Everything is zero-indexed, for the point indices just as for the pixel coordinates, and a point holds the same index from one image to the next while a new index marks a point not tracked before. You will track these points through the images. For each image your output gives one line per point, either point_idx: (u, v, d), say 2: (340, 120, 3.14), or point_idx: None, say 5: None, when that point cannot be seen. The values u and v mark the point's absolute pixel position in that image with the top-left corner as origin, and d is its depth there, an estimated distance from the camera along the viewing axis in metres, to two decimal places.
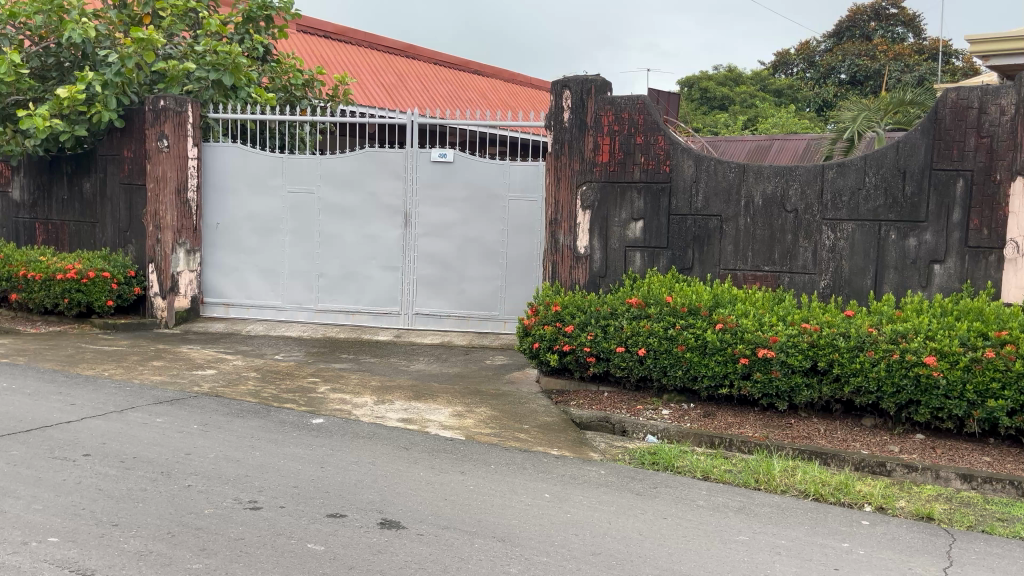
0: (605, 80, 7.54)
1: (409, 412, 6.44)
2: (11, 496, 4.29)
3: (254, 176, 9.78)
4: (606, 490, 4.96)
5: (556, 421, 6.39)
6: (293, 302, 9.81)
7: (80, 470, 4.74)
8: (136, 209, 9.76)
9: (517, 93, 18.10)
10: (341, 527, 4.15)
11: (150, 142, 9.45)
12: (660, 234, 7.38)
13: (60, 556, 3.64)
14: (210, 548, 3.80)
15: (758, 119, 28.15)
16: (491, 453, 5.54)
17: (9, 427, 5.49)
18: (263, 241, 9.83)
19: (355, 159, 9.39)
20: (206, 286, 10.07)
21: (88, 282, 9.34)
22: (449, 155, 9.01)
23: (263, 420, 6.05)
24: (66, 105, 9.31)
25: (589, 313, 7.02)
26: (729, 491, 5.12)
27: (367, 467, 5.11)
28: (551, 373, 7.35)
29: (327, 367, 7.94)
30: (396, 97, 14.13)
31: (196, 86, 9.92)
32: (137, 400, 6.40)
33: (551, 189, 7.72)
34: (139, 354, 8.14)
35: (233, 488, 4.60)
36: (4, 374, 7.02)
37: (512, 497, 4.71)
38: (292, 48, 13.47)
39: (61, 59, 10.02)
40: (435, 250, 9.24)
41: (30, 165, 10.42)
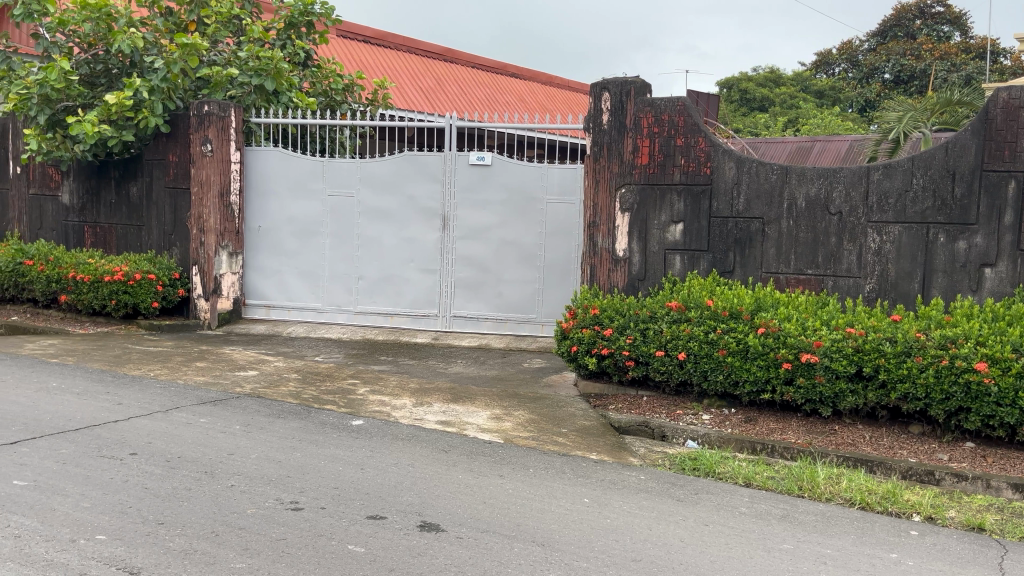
0: (644, 81, 7.49)
1: (448, 415, 6.46)
2: (61, 494, 4.38)
3: (295, 180, 9.90)
4: (646, 496, 4.91)
5: (595, 425, 6.36)
6: (332, 304, 9.90)
7: (127, 469, 4.83)
8: (181, 213, 9.94)
9: (554, 96, 18.08)
10: (381, 528, 4.17)
11: (195, 147, 9.65)
12: (700, 237, 7.30)
13: (107, 554, 3.70)
14: (254, 548, 3.84)
15: (800, 120, 27.73)
16: (529, 457, 5.53)
17: (59, 425, 5.61)
18: (304, 244, 9.95)
19: (394, 162, 9.46)
20: (248, 288, 10.20)
21: (135, 283, 9.53)
22: (487, 158, 9.02)
23: (304, 421, 6.12)
24: (114, 111, 9.53)
25: (628, 316, 6.96)
26: (772, 498, 5.04)
27: (406, 469, 5.13)
28: (589, 378, 7.30)
29: (366, 369, 8.00)
30: (434, 101, 14.20)
31: (238, 92, 10.08)
32: (181, 400, 6.52)
33: (590, 192, 7.69)
34: (183, 355, 8.29)
35: (275, 488, 4.65)
36: (55, 373, 7.19)
37: (551, 502, 4.69)
38: (331, 53, 13.63)
39: (110, 66, 10.26)
40: (472, 253, 9.25)
41: (79, 169, 10.65)
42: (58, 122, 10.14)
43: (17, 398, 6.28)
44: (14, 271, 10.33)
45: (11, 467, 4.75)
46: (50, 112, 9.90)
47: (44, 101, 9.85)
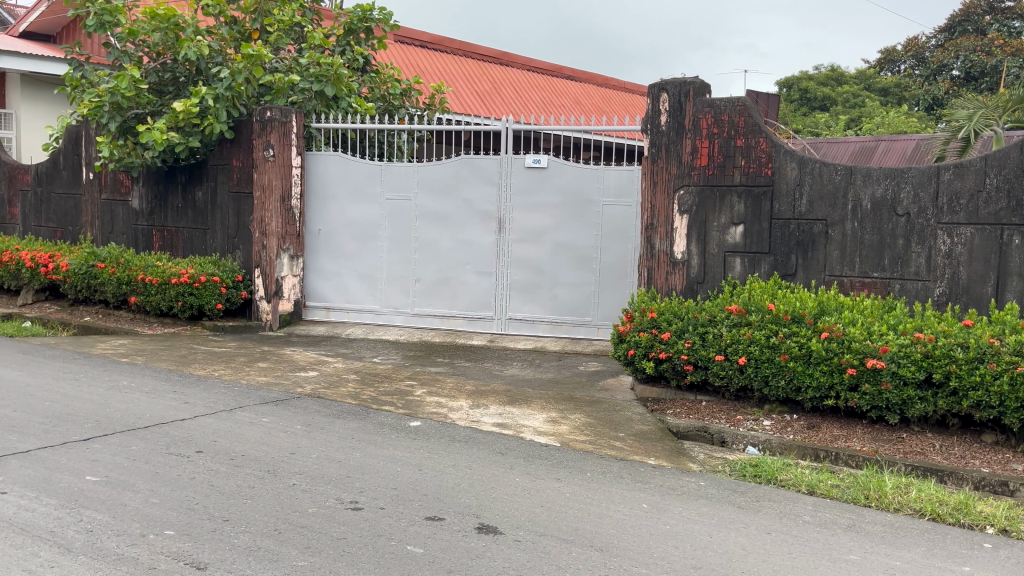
0: (703, 81, 7.39)
1: (504, 417, 6.47)
2: (131, 489, 4.52)
3: (354, 183, 10.04)
4: (706, 502, 4.84)
5: (652, 429, 6.29)
6: (390, 306, 10.02)
7: (194, 466, 4.96)
8: (244, 216, 10.16)
9: (611, 98, 18.02)
10: (439, 530, 4.19)
11: (257, 151, 9.83)
12: (761, 240, 7.17)
13: (176, 549, 3.80)
14: (315, 547, 3.89)
15: (863, 120, 27.13)
16: (586, 461, 5.50)
17: (129, 423, 5.79)
18: (363, 247, 10.09)
19: (451, 165, 9.52)
20: (308, 290, 10.40)
21: (200, 285, 9.78)
22: (543, 161, 9.01)
23: (363, 422, 6.20)
24: (181, 118, 9.82)
25: (686, 320, 6.87)
26: (837, 507, 4.92)
27: (464, 471, 5.16)
28: (646, 382, 7.23)
29: (423, 370, 8.06)
30: (491, 104, 14.27)
31: (300, 97, 10.23)
32: (245, 400, 6.67)
33: (647, 194, 7.63)
34: (245, 355, 8.48)
35: (336, 488, 4.71)
36: (125, 372, 7.44)
37: (609, 507, 4.65)
38: (390, 58, 13.81)
39: (178, 75, 10.59)
40: (528, 256, 9.25)
41: (148, 175, 10.98)
42: (128, 128, 10.47)
43: (90, 396, 6.51)
44: (86, 273, 10.69)
45: (84, 463, 4.92)
46: (121, 119, 10.25)
47: (115, 109, 10.20)
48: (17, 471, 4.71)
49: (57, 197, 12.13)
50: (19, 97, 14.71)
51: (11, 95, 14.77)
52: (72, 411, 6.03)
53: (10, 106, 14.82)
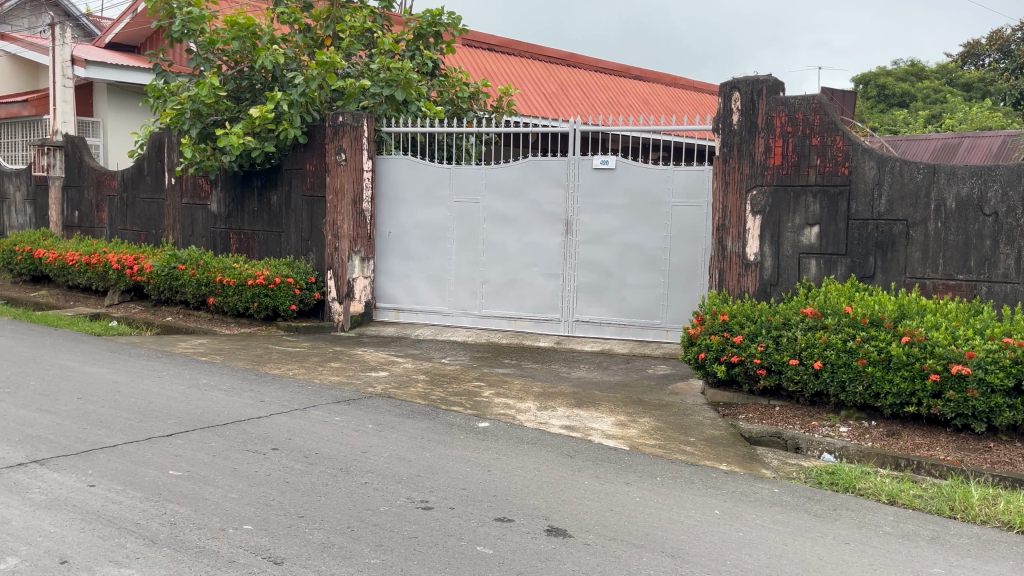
0: (777, 79, 7.23)
1: (572, 419, 6.44)
2: (211, 484, 4.67)
3: (424, 187, 10.17)
4: (780, 510, 4.72)
5: (724, 434, 6.17)
6: (458, 307, 10.10)
7: (270, 463, 5.09)
8: (317, 220, 10.39)
9: (680, 97, 17.80)
10: (509, 531, 4.21)
11: (330, 156, 10.08)
12: (838, 241, 6.98)
13: (253, 543, 3.91)
14: (387, 545, 3.95)
15: (945, 116, 26.21)
16: (655, 465, 5.43)
17: (209, 421, 5.97)
18: (432, 249, 10.20)
19: (518, 168, 9.55)
20: (379, 292, 10.57)
21: (275, 287, 10.03)
22: (611, 161, 8.95)
23: (432, 422, 6.26)
24: (257, 124, 10.10)
25: (759, 323, 6.73)
26: (920, 518, 4.74)
27: (533, 473, 5.16)
28: (717, 385, 7.10)
29: (491, 372, 8.10)
30: (558, 106, 14.26)
31: (371, 102, 10.43)
32: (318, 399, 6.80)
33: (718, 195, 7.50)
34: (318, 355, 8.66)
35: (407, 488, 4.77)
36: (204, 370, 7.69)
37: (680, 512, 4.58)
38: (458, 62, 13.93)
39: (254, 82, 10.88)
40: (596, 257, 9.21)
41: (225, 179, 11.31)
42: (208, 134, 10.81)
43: (172, 393, 6.75)
44: (168, 274, 11.08)
45: (167, 457, 5.10)
46: (201, 125, 10.60)
47: (196, 116, 10.56)
48: (106, 465, 4.91)
49: (142, 201, 12.61)
50: (105, 106, 15.35)
51: (99, 104, 15.44)
52: (155, 407, 6.25)
53: (98, 114, 15.48)
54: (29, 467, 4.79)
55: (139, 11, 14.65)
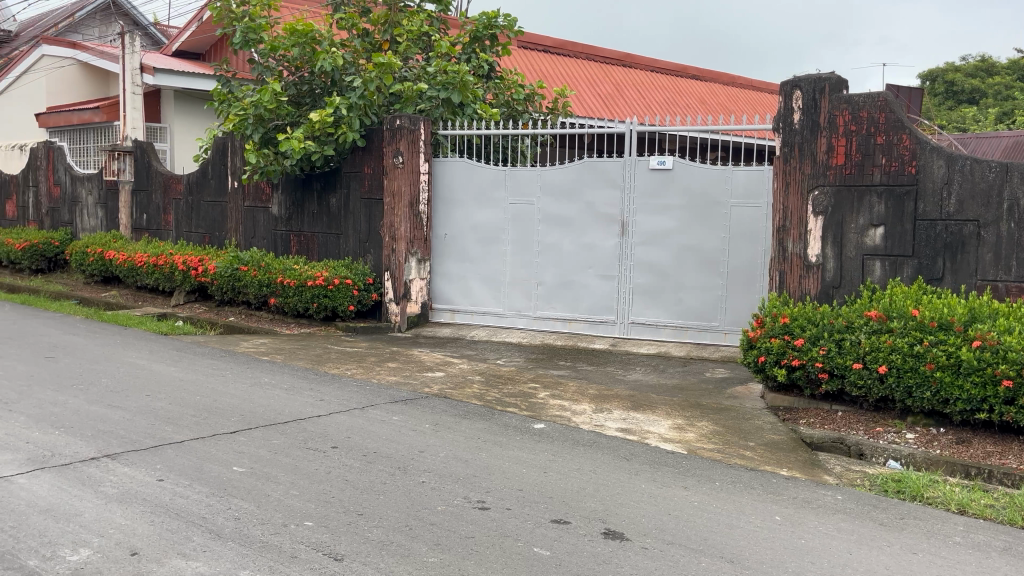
0: (840, 77, 7.06)
1: (628, 422, 6.39)
2: (273, 481, 4.77)
3: (479, 189, 10.23)
4: (844, 518, 4.61)
5: (785, 439, 6.06)
6: (513, 309, 10.12)
7: (330, 461, 5.18)
8: (375, 222, 10.53)
9: (738, 96, 17.55)
10: (566, 533, 4.19)
11: (388, 159, 10.20)
12: (904, 241, 6.78)
13: (315, 539, 3.97)
14: (444, 544, 3.98)
15: (1018, 113, 25.23)
16: (714, 469, 5.35)
17: (271, 418, 6.11)
18: (487, 251, 10.25)
19: (574, 169, 9.53)
20: (435, 293, 10.66)
21: (333, 288, 10.20)
22: (668, 162, 8.87)
23: (488, 423, 6.28)
24: (317, 128, 10.25)
25: (822, 326, 6.58)
26: (991, 529, 4.57)
27: (589, 475, 5.13)
28: (777, 389, 6.97)
29: (546, 373, 8.09)
30: (614, 107, 14.18)
31: (427, 105, 10.52)
32: (376, 399, 6.89)
33: (779, 196, 7.36)
34: (376, 356, 8.77)
35: (463, 487, 4.80)
36: (266, 370, 7.86)
37: (740, 518, 4.51)
38: (513, 65, 13.96)
39: (314, 87, 11.08)
40: (652, 259, 9.13)
41: (285, 182, 11.53)
42: (269, 139, 11.03)
43: (235, 392, 6.91)
44: (231, 275, 11.36)
45: (231, 454, 5.23)
46: (263, 130, 10.84)
47: (258, 121, 10.81)
48: (173, 460, 5.06)
49: (206, 205, 12.96)
50: (172, 112, 15.81)
51: (166, 111, 15.91)
52: (220, 405, 6.41)
53: (165, 120, 15.95)
54: (100, 461, 4.97)
55: (205, 19, 15.10)
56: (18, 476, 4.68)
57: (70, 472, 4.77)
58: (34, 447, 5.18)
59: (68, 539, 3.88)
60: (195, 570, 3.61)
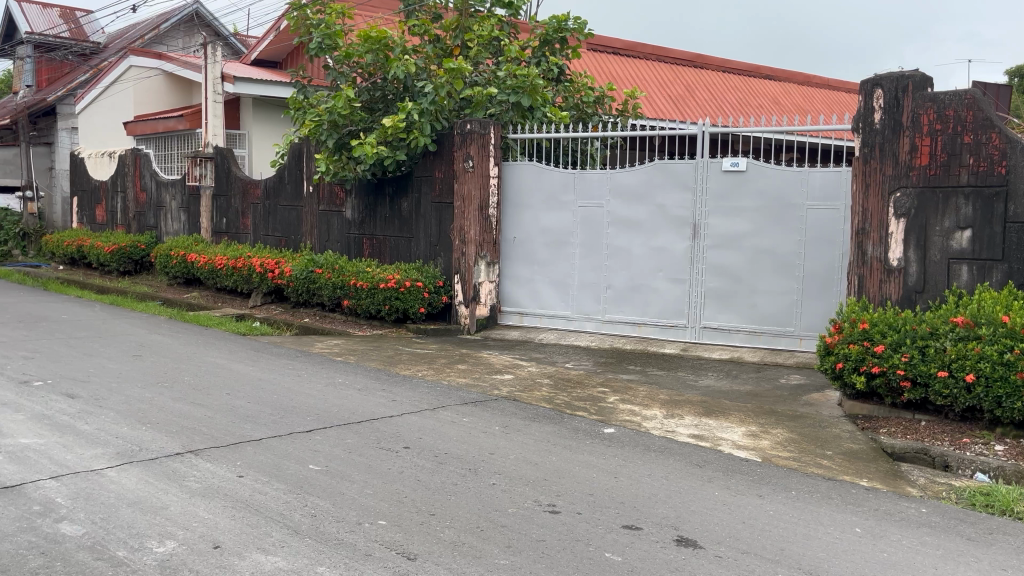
0: (925, 74, 6.82)
1: (700, 428, 6.30)
2: (348, 479, 4.86)
3: (549, 192, 10.23)
4: (929, 531, 4.44)
5: (864, 449, 5.88)
6: (582, 312, 10.08)
7: (402, 461, 5.25)
8: (445, 225, 10.64)
9: (814, 96, 17.13)
10: (638, 539, 4.15)
11: (458, 163, 10.30)
12: (993, 245, 6.50)
13: (389, 538, 4.04)
14: (516, 546, 3.99)
15: None
16: (790, 478, 5.23)
17: (345, 418, 6.23)
18: (556, 254, 10.24)
19: (645, 171, 9.44)
20: (504, 296, 10.71)
21: (405, 290, 10.34)
22: (742, 163, 8.73)
23: (558, 426, 6.28)
24: (390, 133, 10.41)
25: (903, 332, 6.35)
26: None
27: (661, 481, 5.08)
28: (856, 397, 6.76)
29: (615, 378, 8.03)
30: (685, 108, 14.01)
31: (498, 109, 10.63)
32: (447, 400, 6.97)
33: (858, 198, 7.17)
34: (446, 357, 8.85)
35: (534, 490, 4.80)
36: (340, 370, 8.03)
37: (818, 528, 4.39)
38: (583, 67, 13.95)
39: (387, 93, 11.26)
40: (725, 263, 8.97)
41: (358, 187, 11.75)
42: (343, 145, 11.26)
43: (311, 391, 7.09)
44: (306, 278, 11.62)
45: (308, 452, 5.36)
46: (338, 136, 11.06)
47: (333, 127, 11.04)
48: (252, 457, 5.21)
49: (282, 209, 13.30)
50: (251, 119, 16.29)
51: (245, 118, 16.44)
52: (296, 404, 6.58)
53: (244, 127, 16.48)
54: (185, 456, 5.16)
55: (282, 29, 15.52)
56: (108, 468, 4.90)
57: (156, 466, 4.96)
58: (123, 441, 5.41)
59: (155, 532, 4.03)
60: (275, 565, 3.71)
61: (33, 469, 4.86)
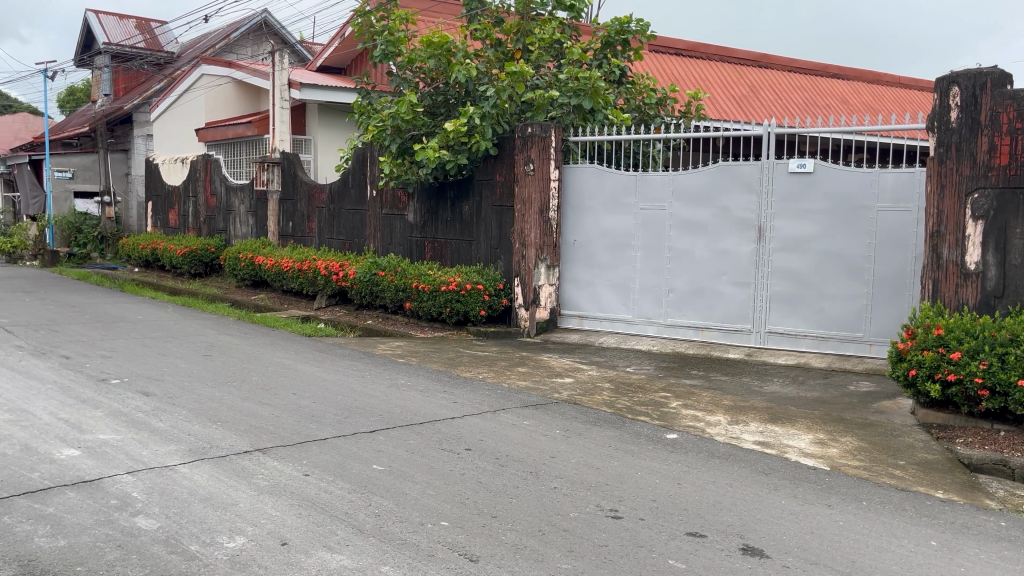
0: (1004, 70, 6.56)
1: (766, 435, 6.17)
2: (410, 480, 4.91)
3: (610, 195, 10.17)
4: (1009, 546, 4.25)
5: (939, 459, 5.68)
6: (643, 316, 9.98)
7: (464, 463, 5.28)
8: (506, 229, 10.67)
9: (885, 95, 16.64)
10: (702, 547, 4.09)
11: (519, 167, 10.31)
12: None
13: (451, 539, 4.06)
14: (578, 551, 3.97)
15: None
16: (861, 488, 5.08)
17: (407, 419, 6.29)
18: (617, 257, 10.17)
19: (708, 173, 9.30)
20: (564, 299, 10.69)
21: (466, 293, 10.41)
22: (809, 165, 8.55)
23: (619, 431, 6.23)
24: (451, 137, 10.48)
25: (981, 339, 6.13)
26: None
27: (725, 488, 4.99)
28: (930, 406, 6.54)
29: (677, 383, 7.92)
30: (749, 109, 13.77)
31: (559, 112, 10.63)
32: (507, 402, 6.98)
33: (933, 199, 6.90)
34: (506, 360, 8.87)
35: (596, 495, 4.77)
36: (402, 372, 8.12)
37: (890, 540, 4.25)
38: (645, 69, 13.84)
39: (449, 97, 11.38)
40: (792, 266, 8.79)
41: (420, 191, 11.88)
42: (405, 149, 11.38)
43: (375, 392, 7.19)
44: (369, 280, 11.80)
45: (372, 452, 5.43)
46: (400, 140, 11.19)
47: (396, 132, 11.19)
48: (318, 456, 5.30)
49: (347, 213, 13.53)
50: (316, 124, 16.63)
51: (310, 123, 16.78)
52: (360, 405, 6.68)
53: (309, 132, 16.83)
54: (253, 454, 5.28)
55: (347, 35, 15.81)
56: (181, 465, 5.05)
57: (226, 463, 5.09)
58: (195, 439, 5.57)
59: (225, 528, 4.13)
60: (340, 563, 3.76)
61: (111, 464, 5.04)
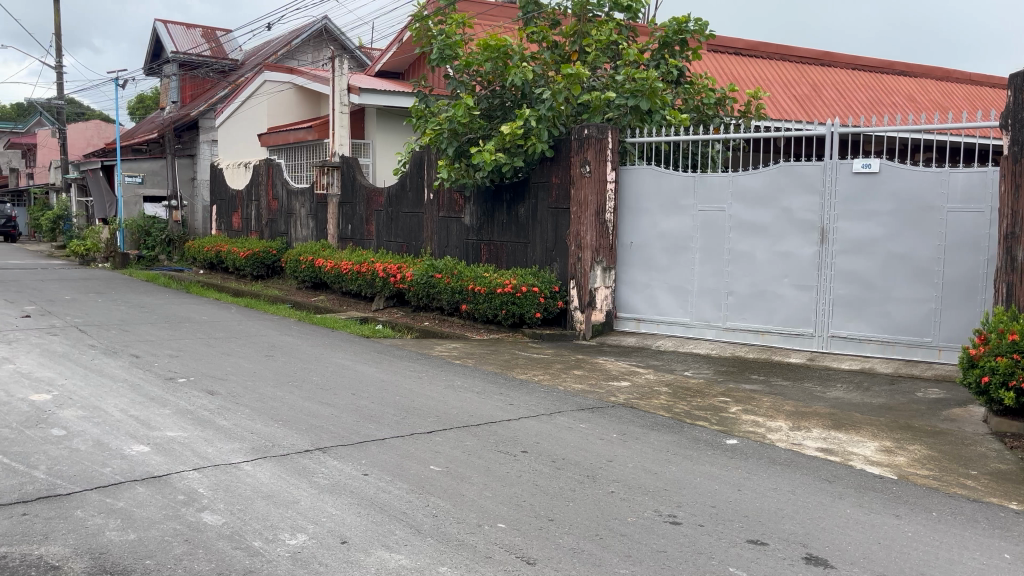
0: None
1: (829, 442, 6.02)
2: (467, 481, 4.93)
3: (668, 197, 10.07)
4: None
5: (1013, 470, 5.46)
6: (701, 319, 9.85)
7: (521, 465, 5.28)
8: (562, 231, 10.65)
9: (954, 92, 16.10)
10: (764, 555, 4.00)
11: (575, 168, 10.28)
12: None
13: (508, 542, 4.06)
14: (635, 556, 3.93)
15: None
16: (930, 498, 4.91)
17: (464, 421, 6.33)
18: (675, 259, 10.06)
19: (769, 174, 9.14)
20: (621, 302, 10.62)
21: (522, 295, 10.43)
22: (874, 164, 8.33)
23: (677, 435, 6.15)
24: (508, 140, 10.48)
25: None
26: None
27: (787, 495, 4.88)
28: (1004, 414, 6.28)
29: (737, 387, 7.79)
30: (811, 108, 13.48)
31: (616, 114, 10.57)
32: (563, 405, 6.96)
33: (1008, 199, 6.66)
34: (562, 363, 8.84)
35: (653, 500, 4.72)
36: (458, 373, 8.17)
37: (962, 553, 4.11)
38: (703, 69, 13.67)
39: (506, 100, 11.40)
40: (856, 268, 8.56)
41: (477, 194, 11.95)
42: (462, 152, 11.44)
43: (432, 393, 7.25)
44: (426, 283, 11.90)
45: (429, 453, 5.47)
46: (457, 143, 11.26)
47: (453, 135, 11.26)
48: (377, 456, 5.37)
49: (404, 216, 13.68)
50: (375, 128, 16.88)
51: (369, 126, 17.04)
52: (417, 406, 6.74)
53: (368, 135, 17.09)
54: (314, 454, 5.37)
55: (405, 40, 16.00)
56: (245, 463, 5.17)
57: (288, 462, 5.19)
58: (258, 437, 5.70)
59: (287, 525, 4.21)
60: (399, 563, 3.80)
61: (178, 460, 5.19)
